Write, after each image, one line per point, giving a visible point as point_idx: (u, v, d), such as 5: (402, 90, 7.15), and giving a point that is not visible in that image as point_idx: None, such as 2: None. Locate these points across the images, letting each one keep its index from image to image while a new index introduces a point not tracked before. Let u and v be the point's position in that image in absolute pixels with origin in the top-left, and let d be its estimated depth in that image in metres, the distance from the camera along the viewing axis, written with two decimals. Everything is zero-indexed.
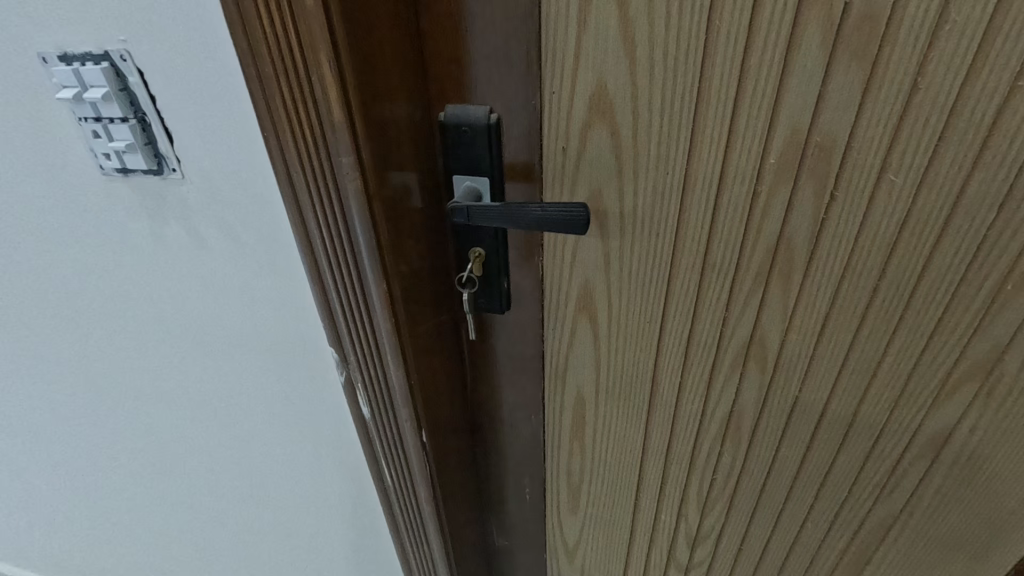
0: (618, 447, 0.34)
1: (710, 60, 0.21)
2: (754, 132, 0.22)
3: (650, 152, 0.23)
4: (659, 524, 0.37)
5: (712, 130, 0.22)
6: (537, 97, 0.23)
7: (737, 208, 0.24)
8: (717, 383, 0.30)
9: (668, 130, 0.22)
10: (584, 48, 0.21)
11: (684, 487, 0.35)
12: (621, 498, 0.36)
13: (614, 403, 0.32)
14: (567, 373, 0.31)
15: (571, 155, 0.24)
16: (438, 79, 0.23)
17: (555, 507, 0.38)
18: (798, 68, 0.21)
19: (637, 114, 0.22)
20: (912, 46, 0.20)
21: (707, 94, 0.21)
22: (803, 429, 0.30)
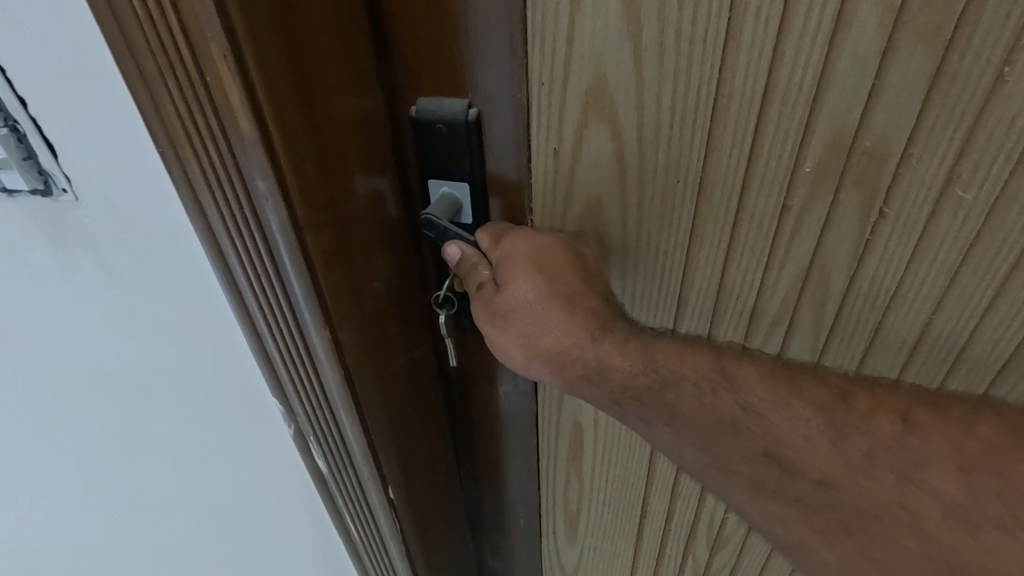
0: (618, 478, 0.31)
1: (733, 45, 0.17)
2: (785, 134, 0.18)
3: (658, 156, 0.19)
4: (662, 564, 0.34)
5: (734, 132, 0.18)
6: (524, 90, 0.19)
7: (762, 225, 0.20)
8: None
9: (680, 130, 0.19)
10: (578, 28, 0.17)
11: (690, 527, 0.31)
12: (620, 531, 0.33)
13: (614, 432, 0.28)
14: (563, 399, 0.28)
15: (563, 164, 0.20)
16: (407, 66, 0.19)
17: (552, 533, 0.35)
18: (847, 55, 0.17)
19: (642, 111, 0.18)
20: (1000, 26, 0.15)
21: (728, 86, 0.17)
22: None
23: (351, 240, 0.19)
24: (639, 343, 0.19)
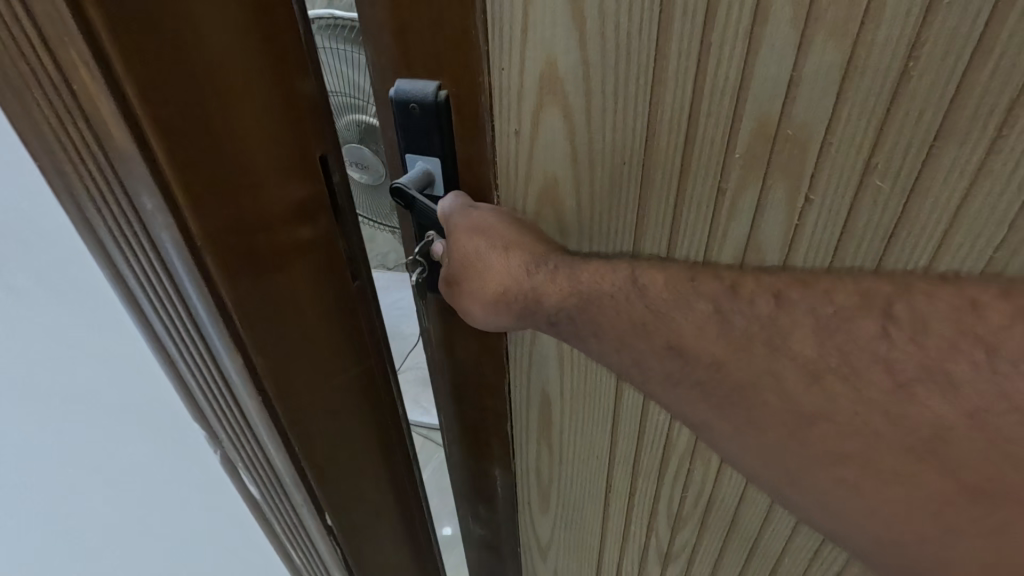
0: (585, 451, 0.33)
1: (665, 38, 0.19)
2: (716, 120, 0.20)
3: (606, 139, 0.22)
4: (630, 534, 0.37)
5: (670, 117, 0.21)
6: (486, 76, 0.21)
7: (702, 205, 0.22)
8: None
9: (623, 115, 0.21)
10: (531, 22, 0.20)
11: (653, 500, 0.34)
12: (589, 502, 0.36)
13: (579, 404, 0.31)
14: (531, 371, 0.30)
15: (523, 141, 0.22)
16: (384, 53, 0.21)
17: (527, 505, 0.38)
18: (766, 47, 0.19)
19: (590, 96, 0.21)
20: (900, 27, 0.17)
21: (662, 76, 0.20)
22: None
23: (276, 256, 0.18)
24: (565, 270, 0.21)
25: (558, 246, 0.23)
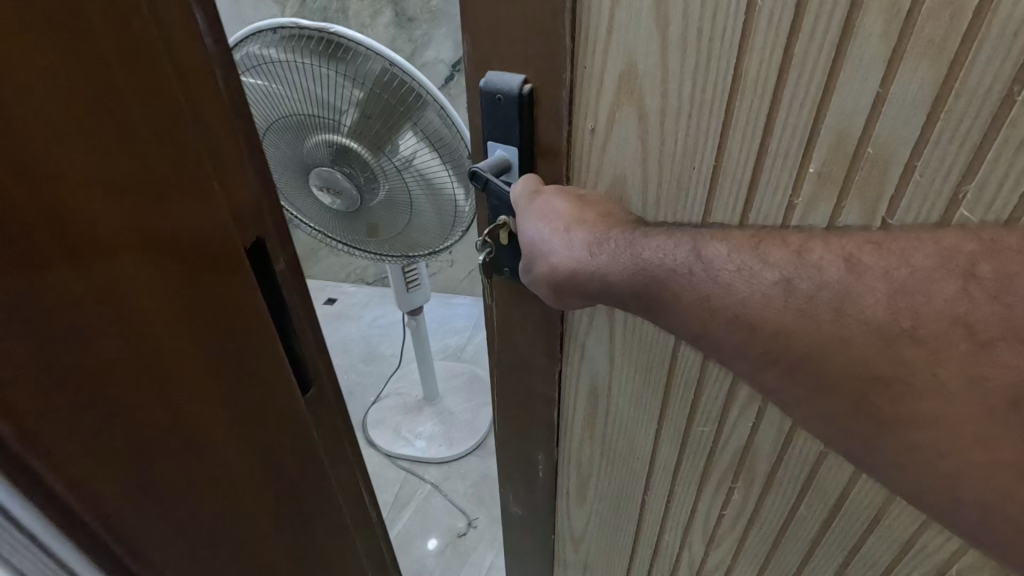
0: (627, 451, 0.34)
1: (748, 45, 0.19)
2: (792, 132, 0.20)
3: (677, 142, 0.22)
4: (664, 539, 0.38)
5: (745, 125, 0.21)
6: (570, 73, 0.22)
7: (769, 213, 0.22)
8: (734, 406, 0.29)
9: (696, 119, 0.21)
10: (617, 23, 0.21)
11: (691, 507, 0.35)
12: (626, 501, 0.37)
13: (626, 402, 0.32)
14: (583, 362, 0.32)
15: (598, 138, 0.23)
16: (480, 45, 0.23)
17: (565, 494, 0.39)
18: (853, 61, 0.18)
19: (666, 97, 0.22)
20: (1008, 46, 0.16)
21: (741, 82, 0.20)
22: (829, 487, 0.29)
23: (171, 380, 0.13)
24: (630, 239, 0.21)
25: (630, 220, 0.23)
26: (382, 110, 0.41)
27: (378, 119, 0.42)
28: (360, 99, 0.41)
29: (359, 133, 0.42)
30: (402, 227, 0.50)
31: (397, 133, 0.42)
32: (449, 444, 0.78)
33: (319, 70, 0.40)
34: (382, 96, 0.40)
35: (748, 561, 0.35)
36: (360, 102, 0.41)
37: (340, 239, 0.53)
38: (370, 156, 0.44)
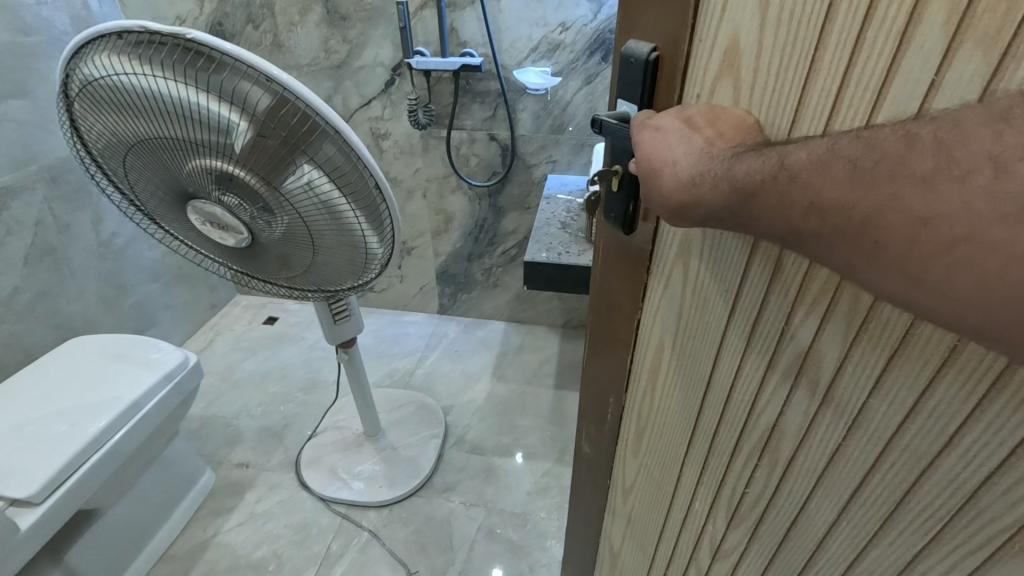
0: (678, 406, 0.59)
1: (828, 28, 0.29)
2: (861, 97, 0.29)
3: (763, 98, 0.34)
4: (701, 485, 0.62)
5: (822, 89, 0.31)
6: (687, 46, 0.37)
7: (863, 97, 0.29)
8: (768, 386, 0.48)
9: (779, 82, 0.33)
10: (727, 16, 0.34)
11: (724, 461, 0.57)
12: (677, 446, 0.62)
13: (681, 353, 0.55)
14: (656, 313, 0.56)
15: (703, 95, 0.37)
16: (631, 28, 0.39)
17: (628, 431, 0.68)
18: (918, 45, 0.27)
19: (757, 65, 0.34)
20: None
21: (820, 56, 0.30)
22: (832, 457, 0.48)
23: None
24: (724, 170, 0.34)
25: (733, 154, 0.34)
26: (265, 123, 0.73)
27: (264, 130, 0.74)
28: (246, 119, 0.73)
29: (249, 143, 0.74)
30: (302, 253, 0.94)
31: (295, 153, 0.77)
32: (372, 491, 1.72)
33: (206, 97, 0.71)
34: (267, 122, 0.73)
35: (777, 508, 0.55)
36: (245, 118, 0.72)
37: (251, 258, 0.99)
38: (259, 161, 0.77)
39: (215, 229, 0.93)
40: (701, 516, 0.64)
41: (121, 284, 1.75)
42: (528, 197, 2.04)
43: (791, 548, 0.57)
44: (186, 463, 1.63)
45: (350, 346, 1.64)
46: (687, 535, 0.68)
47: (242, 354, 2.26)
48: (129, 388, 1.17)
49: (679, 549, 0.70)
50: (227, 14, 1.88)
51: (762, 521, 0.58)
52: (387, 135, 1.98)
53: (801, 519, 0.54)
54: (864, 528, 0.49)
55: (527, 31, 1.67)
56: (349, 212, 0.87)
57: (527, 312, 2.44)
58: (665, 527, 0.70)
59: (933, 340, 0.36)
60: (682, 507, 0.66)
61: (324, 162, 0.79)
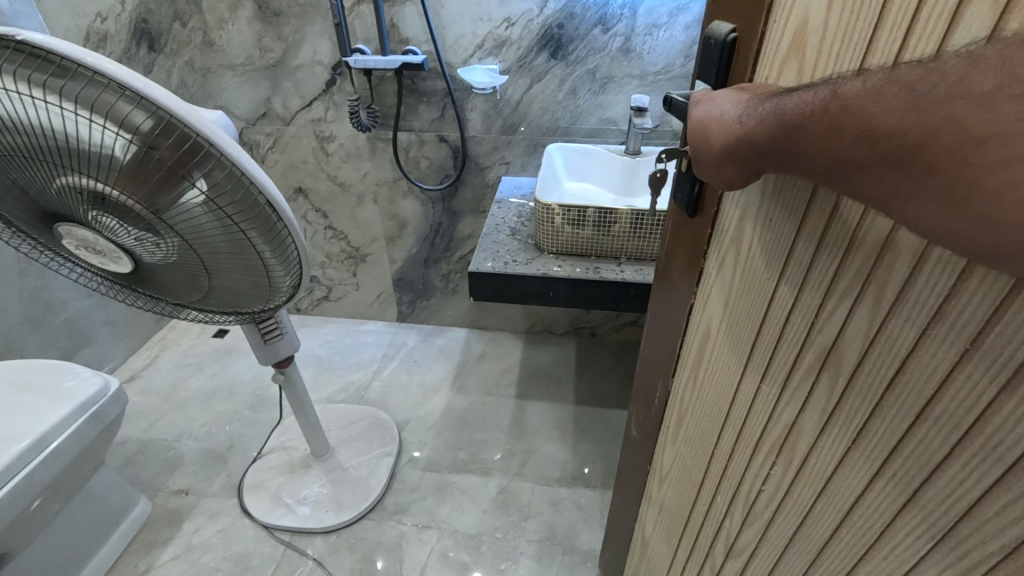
0: (715, 393, 0.72)
1: None
2: (928, 37, 0.35)
3: (824, 63, 0.44)
4: (731, 469, 0.73)
5: (887, 38, 0.38)
6: (763, 31, 0.49)
7: (927, 39, 0.36)
8: (794, 378, 0.57)
9: (840, 47, 0.42)
10: (798, 6, 0.45)
11: (751, 447, 0.68)
12: (713, 428, 0.74)
13: (723, 339, 0.67)
14: (707, 303, 0.70)
15: (772, 74, 0.49)
16: (720, 18, 0.53)
17: (670, 409, 0.86)
18: None
19: (820, 36, 0.44)
20: None
21: (885, 11, 0.38)
22: (839, 454, 0.55)
23: None
24: (778, 113, 0.40)
25: (782, 99, 0.41)
26: (136, 134, 0.78)
27: (137, 142, 0.79)
28: (115, 130, 0.77)
29: (123, 154, 0.80)
30: (199, 271, 1.04)
31: (179, 178, 0.84)
32: (317, 517, 1.76)
33: (62, 110, 0.75)
34: (140, 147, 0.79)
35: (793, 501, 0.64)
36: (114, 129, 0.77)
37: (150, 271, 1.10)
38: (137, 172, 0.82)
39: (102, 247, 1.01)
40: (730, 498, 0.75)
41: (46, 304, 2.00)
42: (482, 200, 2.11)
43: (802, 538, 0.65)
44: (115, 496, 1.69)
45: (286, 367, 1.69)
46: (712, 522, 0.82)
47: (190, 369, 2.37)
48: (41, 424, 1.31)
49: (702, 526, 0.85)
50: (151, 10, 1.90)
51: (776, 512, 0.68)
52: (332, 137, 2.05)
53: (810, 517, 0.62)
54: (867, 529, 0.55)
55: (472, 27, 1.71)
56: (244, 233, 0.95)
57: (488, 319, 2.58)
58: (695, 501, 0.85)
59: (941, 350, 0.42)
60: (712, 487, 0.79)
61: (206, 173, 0.85)
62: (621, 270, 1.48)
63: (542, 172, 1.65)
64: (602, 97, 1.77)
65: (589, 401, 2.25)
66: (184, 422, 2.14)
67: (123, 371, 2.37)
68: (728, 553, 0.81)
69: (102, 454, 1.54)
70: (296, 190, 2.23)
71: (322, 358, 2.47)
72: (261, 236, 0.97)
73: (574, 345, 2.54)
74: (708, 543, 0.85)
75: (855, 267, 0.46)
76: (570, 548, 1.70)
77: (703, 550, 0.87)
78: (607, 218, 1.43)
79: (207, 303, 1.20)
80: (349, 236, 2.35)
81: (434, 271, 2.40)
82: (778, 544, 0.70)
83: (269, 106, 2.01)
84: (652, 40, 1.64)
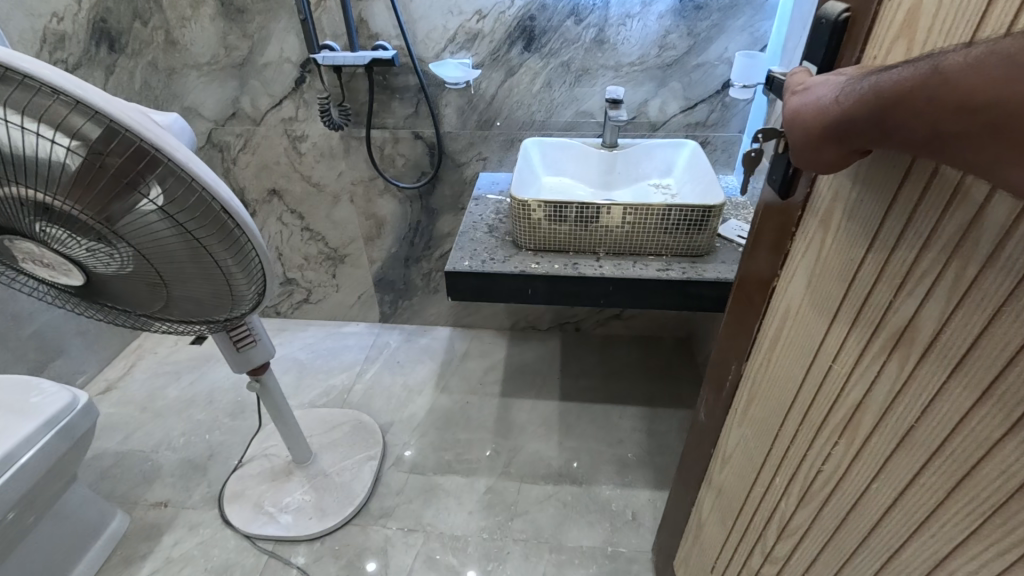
0: (788, 371, 0.75)
1: None
2: None
3: (934, 38, 0.45)
4: (794, 446, 0.76)
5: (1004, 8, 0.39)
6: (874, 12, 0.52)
7: None
8: (867, 355, 0.59)
9: (952, 23, 0.43)
10: None
11: (817, 424, 0.70)
12: (783, 406, 0.78)
13: (801, 319, 0.71)
14: (788, 284, 0.73)
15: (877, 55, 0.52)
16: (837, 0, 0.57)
17: (743, 389, 0.90)
18: None
19: (932, 13, 0.45)
20: None
21: None
22: (902, 429, 0.57)
23: None
24: (872, 90, 0.42)
25: (879, 74, 0.43)
26: (84, 144, 0.76)
27: (84, 151, 0.77)
28: (60, 141, 0.75)
29: (63, 160, 0.77)
30: (153, 279, 1.05)
31: (128, 189, 0.84)
32: (299, 525, 1.72)
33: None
34: (85, 157, 0.78)
35: (851, 477, 0.66)
36: (49, 134, 0.74)
37: (100, 280, 1.11)
38: (81, 179, 0.80)
39: (51, 258, 1.01)
40: (791, 475, 0.78)
41: (14, 317, 1.92)
42: (460, 196, 2.09)
43: (855, 515, 0.67)
44: (90, 512, 1.63)
45: (260, 373, 1.65)
46: (771, 500, 0.85)
47: (166, 379, 2.32)
48: (8, 439, 1.24)
49: (759, 503, 0.89)
50: (109, 9, 1.78)
51: (832, 492, 0.70)
52: (304, 136, 2.00)
53: (864, 496, 0.64)
54: (918, 507, 0.57)
55: (442, 20, 1.69)
56: (201, 240, 0.96)
57: (470, 317, 2.57)
58: (756, 479, 0.89)
59: (1014, 324, 0.43)
60: (775, 464, 0.82)
61: (154, 177, 0.84)
62: (600, 265, 1.48)
63: (519, 167, 1.62)
64: (577, 89, 1.77)
65: (574, 397, 2.26)
66: (161, 432, 2.07)
67: (98, 382, 2.31)
68: (780, 531, 0.85)
69: (76, 468, 1.48)
70: (270, 191, 2.18)
71: (303, 362, 2.42)
72: (217, 242, 0.98)
73: (559, 340, 2.55)
74: (761, 522, 0.89)
75: (939, 245, 0.48)
76: (556, 546, 1.70)
77: (755, 530, 0.92)
78: (587, 214, 1.43)
79: (170, 313, 1.23)
80: (326, 237, 2.30)
81: (415, 270, 2.37)
82: (830, 524, 0.72)
83: (237, 106, 1.96)
84: (625, 30, 1.65)
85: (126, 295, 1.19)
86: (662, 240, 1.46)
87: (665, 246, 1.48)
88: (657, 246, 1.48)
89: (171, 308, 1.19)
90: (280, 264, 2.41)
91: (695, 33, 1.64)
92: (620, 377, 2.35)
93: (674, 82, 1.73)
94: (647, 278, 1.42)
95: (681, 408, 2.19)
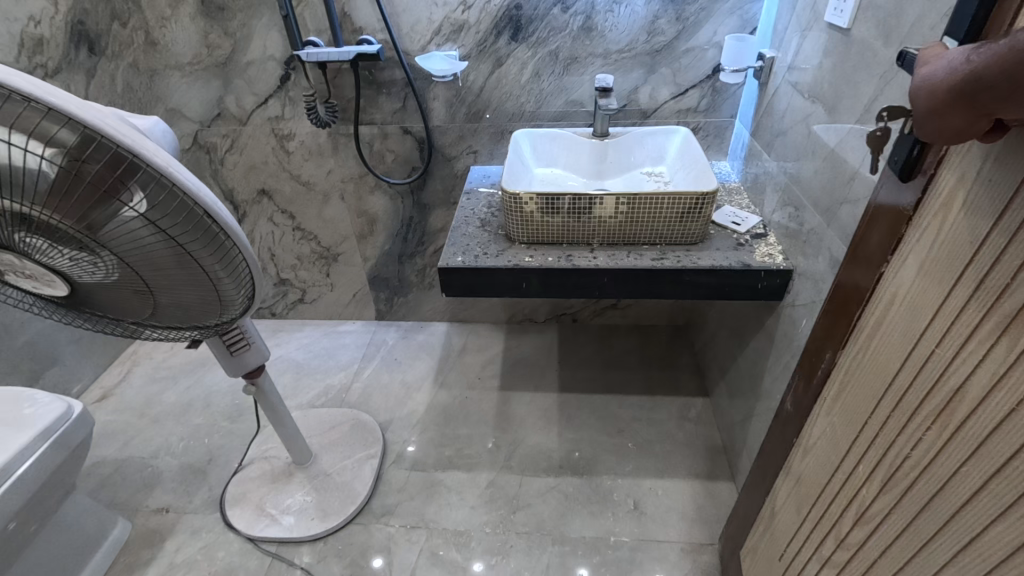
0: (887, 356, 0.75)
1: None
2: None
3: None
4: (884, 432, 0.76)
5: None
6: None
7: None
8: (975, 337, 0.59)
9: None
10: None
11: (912, 410, 0.70)
12: (876, 392, 0.78)
13: (909, 304, 0.71)
14: (898, 269, 0.74)
15: None
16: None
17: (835, 376, 0.91)
18: None
19: None
20: None
21: None
22: (1000, 412, 0.56)
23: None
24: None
25: None
26: (62, 150, 0.74)
27: (62, 158, 0.75)
28: (36, 148, 0.73)
29: (37, 170, 0.75)
30: (140, 287, 1.03)
31: (107, 198, 0.81)
32: (302, 526, 1.71)
33: None
34: (61, 167, 0.75)
35: (938, 462, 0.65)
36: (20, 142, 0.72)
37: (82, 290, 1.09)
38: (57, 188, 0.77)
39: (32, 269, 0.98)
40: (876, 460, 0.78)
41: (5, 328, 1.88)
42: (452, 190, 2.07)
43: (936, 502, 0.66)
44: (88, 524, 1.61)
45: (256, 377, 1.63)
46: (852, 487, 0.85)
47: (163, 385, 2.31)
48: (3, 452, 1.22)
49: (838, 492, 0.89)
50: (86, 10, 1.73)
51: (917, 479, 0.69)
52: (291, 135, 1.97)
53: (949, 482, 0.63)
54: (1006, 491, 0.56)
55: (425, 12, 1.66)
56: (194, 246, 0.94)
57: (464, 312, 2.55)
58: (838, 466, 0.89)
59: None
60: (862, 450, 0.82)
61: (134, 183, 0.81)
62: (595, 256, 1.46)
63: (509, 159, 1.58)
64: (566, 79, 1.74)
65: (573, 388, 2.25)
66: (160, 438, 2.06)
67: (94, 390, 2.30)
68: (856, 518, 0.84)
69: (73, 479, 1.46)
70: (259, 191, 2.15)
71: (299, 363, 2.40)
72: (205, 248, 0.96)
73: (556, 331, 2.54)
74: (837, 510, 0.89)
75: None
76: (560, 539, 1.69)
77: (831, 518, 0.91)
78: (582, 204, 1.40)
79: (159, 320, 1.20)
80: (318, 236, 2.27)
81: (408, 266, 2.34)
82: (909, 511, 0.71)
83: (221, 106, 1.92)
84: (613, 17, 1.62)
85: (113, 305, 1.16)
86: (658, 228, 1.43)
87: (659, 235, 1.46)
88: (651, 236, 1.46)
89: (158, 315, 1.17)
90: (273, 265, 2.39)
91: (683, 18, 1.61)
92: (621, 367, 2.34)
93: (664, 68, 1.70)
94: (641, 268, 1.40)
95: (680, 395, 2.19)
